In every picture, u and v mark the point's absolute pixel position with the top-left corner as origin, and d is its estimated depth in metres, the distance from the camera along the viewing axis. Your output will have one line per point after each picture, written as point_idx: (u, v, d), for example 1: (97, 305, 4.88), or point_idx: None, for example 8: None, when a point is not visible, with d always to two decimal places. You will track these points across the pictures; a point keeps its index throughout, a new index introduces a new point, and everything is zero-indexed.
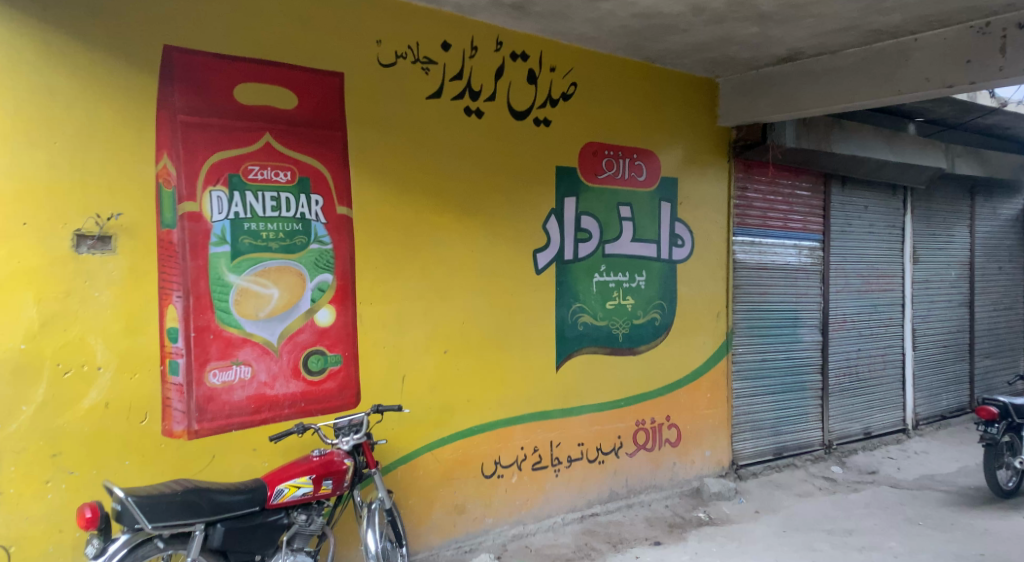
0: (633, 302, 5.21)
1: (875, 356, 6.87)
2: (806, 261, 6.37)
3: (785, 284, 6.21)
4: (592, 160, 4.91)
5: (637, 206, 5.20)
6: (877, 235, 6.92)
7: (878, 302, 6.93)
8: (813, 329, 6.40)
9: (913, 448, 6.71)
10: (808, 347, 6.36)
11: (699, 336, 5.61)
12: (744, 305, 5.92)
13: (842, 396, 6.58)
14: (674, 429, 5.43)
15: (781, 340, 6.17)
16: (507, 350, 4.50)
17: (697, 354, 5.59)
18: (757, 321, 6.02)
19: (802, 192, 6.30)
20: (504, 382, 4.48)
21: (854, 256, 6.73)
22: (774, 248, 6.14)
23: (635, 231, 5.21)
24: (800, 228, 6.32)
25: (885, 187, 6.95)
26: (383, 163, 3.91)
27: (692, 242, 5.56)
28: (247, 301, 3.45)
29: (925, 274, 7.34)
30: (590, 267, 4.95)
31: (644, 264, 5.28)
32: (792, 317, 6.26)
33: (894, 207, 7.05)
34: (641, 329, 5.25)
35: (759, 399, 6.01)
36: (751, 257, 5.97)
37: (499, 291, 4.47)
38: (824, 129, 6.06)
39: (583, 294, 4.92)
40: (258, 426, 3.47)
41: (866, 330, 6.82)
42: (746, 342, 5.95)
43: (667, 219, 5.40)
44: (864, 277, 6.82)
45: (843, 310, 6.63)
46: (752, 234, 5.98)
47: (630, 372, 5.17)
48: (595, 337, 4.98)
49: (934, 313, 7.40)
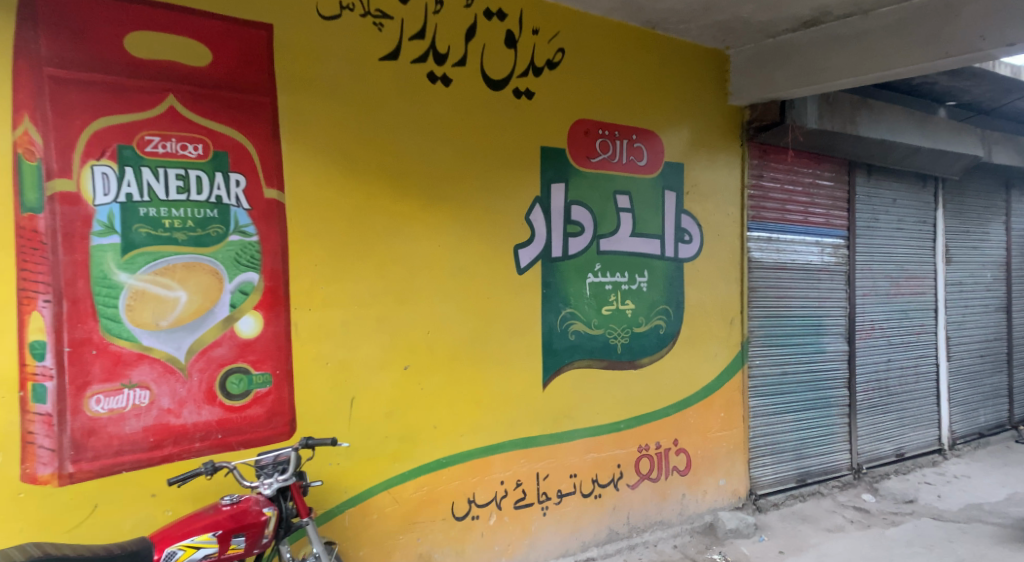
0: (633, 307, 4.49)
1: (907, 368, 6.13)
2: (829, 261, 5.64)
3: (806, 286, 5.48)
4: (585, 140, 4.22)
5: (637, 196, 4.50)
6: (906, 232, 6.20)
7: (909, 307, 6.19)
8: (838, 337, 5.66)
9: (952, 472, 5.94)
10: (834, 358, 5.62)
11: (711, 346, 4.88)
12: (761, 310, 5.19)
13: (872, 414, 5.83)
14: (683, 455, 4.68)
15: (803, 351, 5.44)
16: (484, 364, 3.76)
17: (709, 367, 4.86)
18: (776, 329, 5.28)
19: (823, 183, 5.59)
20: (481, 403, 3.74)
21: (882, 255, 6.00)
22: (794, 246, 5.42)
23: (635, 225, 4.50)
24: (822, 223, 5.60)
25: (915, 179, 6.24)
26: (326, 138, 3.21)
27: (701, 238, 4.85)
28: (144, 307, 2.74)
29: (959, 276, 6.60)
30: (582, 266, 4.24)
31: (646, 263, 4.56)
32: (814, 324, 5.52)
33: (925, 201, 6.34)
34: (643, 339, 4.52)
35: (779, 418, 5.26)
36: (768, 256, 5.25)
37: (474, 294, 3.74)
38: (850, 109, 5.32)
39: (574, 298, 4.20)
40: (158, 465, 2.74)
41: (897, 339, 6.07)
42: (764, 354, 5.21)
43: (672, 212, 4.69)
44: (893, 278, 6.09)
45: (871, 316, 5.89)
46: (769, 229, 5.26)
47: (630, 388, 4.43)
48: (589, 349, 4.25)
49: (970, 319, 6.66)
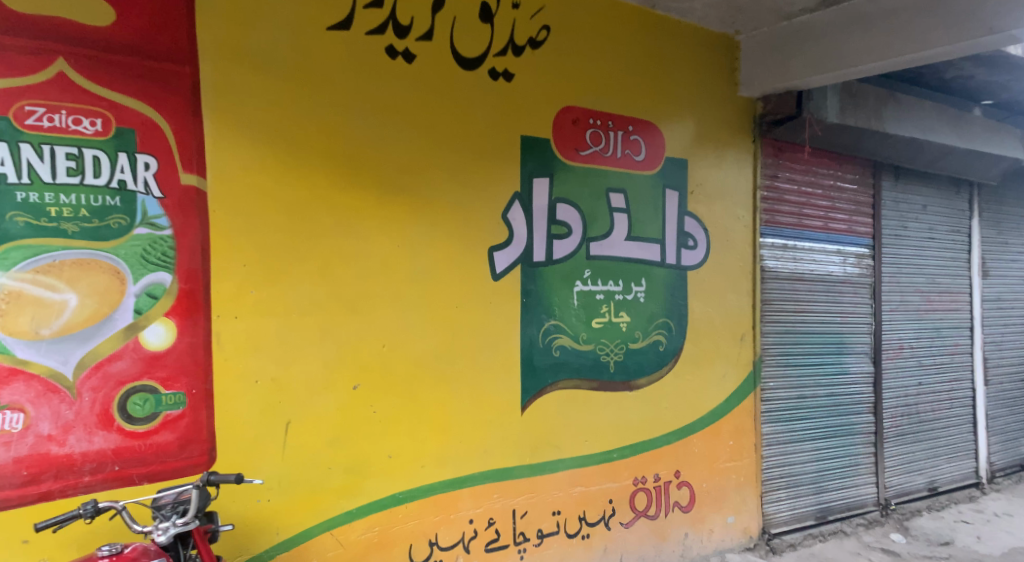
0: (628, 321, 3.99)
1: (939, 392, 5.53)
2: (852, 272, 5.08)
3: (827, 300, 4.92)
4: (573, 131, 3.75)
5: (633, 195, 4.02)
6: (938, 241, 5.64)
7: (941, 325, 5.61)
8: (863, 357, 5.09)
9: (992, 509, 5.30)
10: (858, 380, 5.05)
11: (718, 366, 4.34)
12: (775, 326, 4.64)
13: (900, 443, 5.24)
14: (685, 489, 4.13)
15: (824, 372, 4.87)
16: (451, 384, 3.26)
17: (715, 390, 4.31)
18: (792, 347, 4.72)
19: (846, 185, 5.05)
20: (447, 429, 3.23)
21: (910, 267, 5.44)
22: (813, 254, 4.87)
23: (630, 228, 4.00)
24: (845, 230, 5.05)
25: (948, 184, 5.67)
26: (261, 119, 2.78)
27: (707, 244, 4.33)
28: (21, 313, 2.37)
29: (997, 291, 6.00)
30: (569, 272, 3.75)
31: (643, 271, 4.06)
32: (836, 342, 4.96)
33: (959, 209, 5.77)
34: (639, 356, 4.01)
35: (796, 447, 4.70)
36: (783, 265, 4.71)
37: (440, 303, 3.25)
38: (875, 102, 4.79)
39: (559, 308, 3.71)
40: (35, 502, 2.35)
41: (928, 360, 5.49)
42: (779, 375, 4.66)
43: (674, 215, 4.18)
44: (923, 292, 5.52)
45: (899, 333, 5.33)
46: (784, 235, 4.73)
47: (624, 413, 3.90)
48: (577, 367, 3.74)
49: (1009, 338, 6.05)
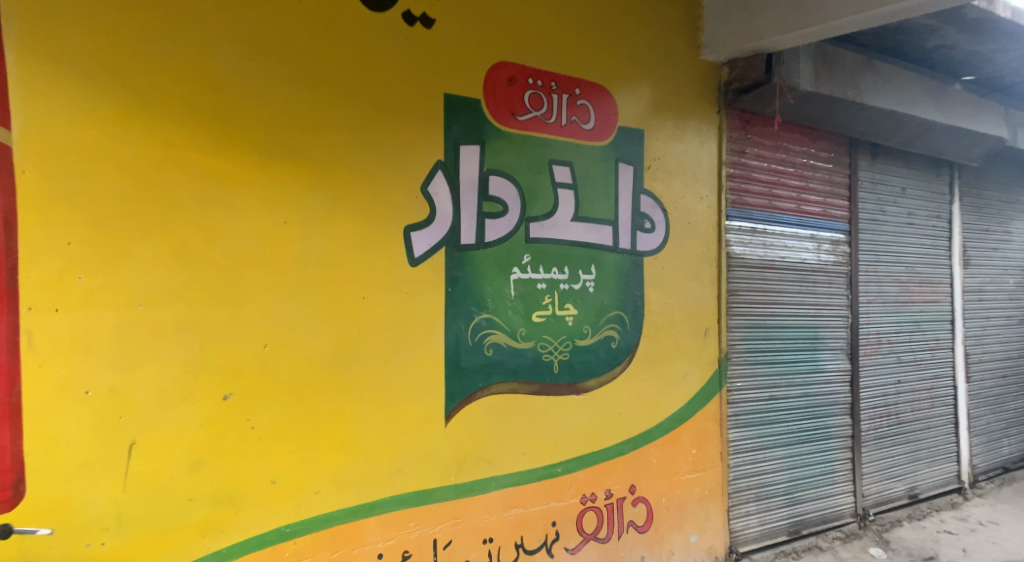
0: (573, 315, 3.48)
1: (919, 391, 5.15)
2: (827, 260, 4.64)
3: (801, 290, 4.46)
4: (509, 91, 3.20)
5: (580, 169, 3.49)
6: (916, 227, 5.26)
7: (920, 319, 5.22)
8: (839, 354, 4.65)
9: (976, 517, 4.91)
10: (834, 380, 4.62)
11: (680, 364, 3.86)
12: (743, 319, 4.18)
13: (878, 447, 4.85)
14: (641, 506, 3.62)
15: (798, 371, 4.42)
16: (361, 390, 2.69)
17: (675, 392, 3.82)
18: (763, 343, 4.26)
19: (818, 164, 4.63)
20: (352, 447, 2.66)
21: (887, 255, 5.04)
22: (785, 240, 4.41)
23: (577, 207, 3.48)
24: (819, 213, 4.61)
25: (926, 165, 5.30)
26: (95, 58, 2.22)
27: (665, 226, 3.84)
28: None
29: (977, 282, 5.62)
30: (505, 258, 3.20)
31: (592, 257, 3.55)
32: (811, 338, 4.51)
33: (939, 193, 5.39)
34: (587, 355, 3.50)
35: (767, 454, 4.24)
36: (751, 251, 4.25)
37: (341, 292, 2.65)
38: (852, 71, 4.34)
39: (493, 300, 3.16)
40: None
41: (906, 356, 5.09)
42: (748, 375, 4.20)
43: (628, 195, 3.68)
44: (901, 282, 5.12)
45: (878, 327, 4.93)
46: (753, 219, 4.26)
47: (570, 420, 3.38)
48: (513, 368, 3.20)
49: (990, 332, 5.68)
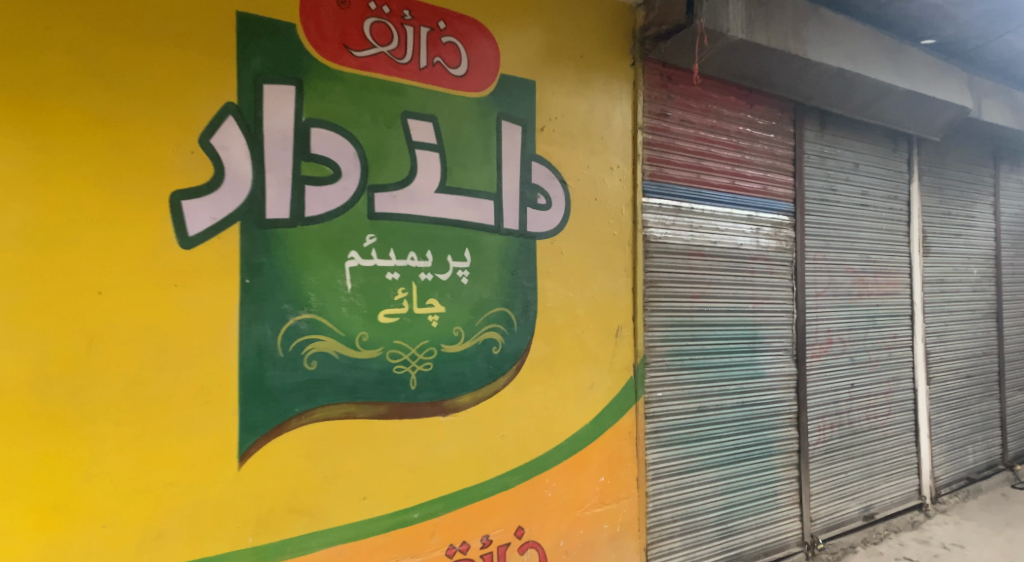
0: (440, 316, 2.69)
1: (874, 395, 4.55)
2: (767, 246, 4.01)
3: (735, 282, 3.83)
4: (341, 17, 2.44)
5: (447, 126, 2.73)
6: (871, 209, 4.65)
7: (876, 313, 4.61)
8: (781, 356, 4.03)
9: (939, 539, 4.31)
10: (774, 386, 3.99)
11: (586, 373, 3.16)
12: (665, 316, 3.53)
13: (829, 462, 4.24)
14: (532, 553, 2.91)
15: (733, 378, 3.80)
16: (96, 423, 2.01)
17: (578, 408, 3.11)
18: (689, 344, 3.62)
19: (757, 134, 4.01)
20: (80, 501, 2.00)
21: (838, 241, 4.43)
22: (716, 221, 3.78)
23: (444, 176, 2.71)
24: (757, 190, 3.99)
25: (882, 139, 4.72)
26: None
27: (564, 203, 3.12)
28: None
29: (938, 271, 5.04)
30: (337, 238, 2.40)
31: (467, 240, 2.78)
32: (748, 337, 3.88)
33: (896, 171, 4.81)
34: (459, 365, 2.74)
35: (696, 477, 3.59)
36: (676, 235, 3.60)
37: (62, 289, 1.98)
38: (794, 17, 3.66)
39: (320, 295, 2.36)
40: None
41: (860, 357, 4.48)
42: (672, 382, 3.55)
43: (515, 163, 2.95)
44: (855, 272, 4.50)
45: (827, 323, 4.31)
46: (676, 196, 3.61)
47: (435, 449, 2.62)
48: (349, 386, 2.42)
49: (952, 327, 5.11)
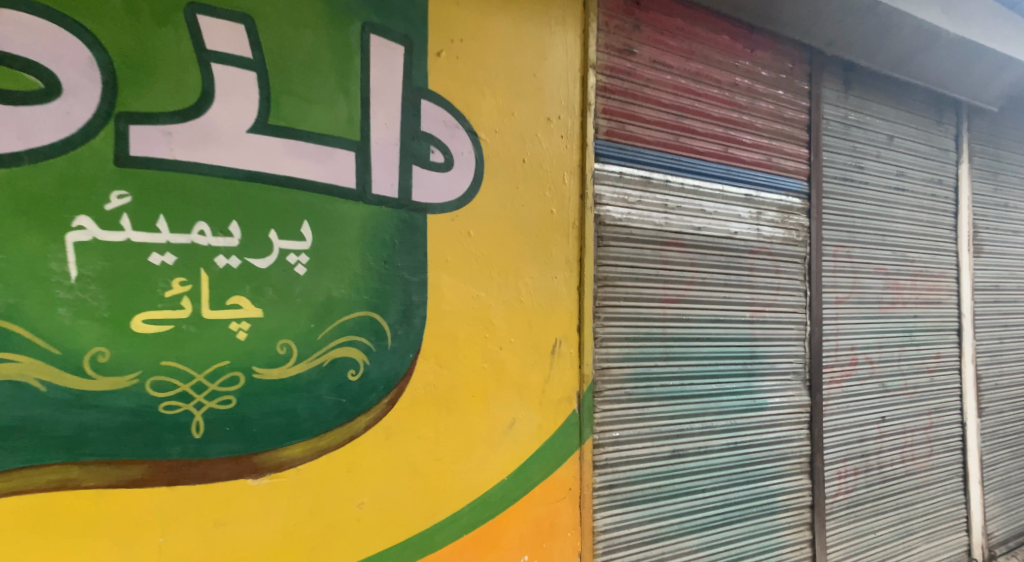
0: (253, 326, 1.77)
1: (911, 431, 3.54)
2: (772, 236, 3.05)
3: (725, 281, 2.88)
4: None
5: (273, 37, 1.82)
6: (908, 194, 3.66)
7: (913, 327, 3.61)
8: (789, 382, 3.06)
9: None
10: (780, 421, 3.01)
11: (505, 410, 2.22)
12: (627, 326, 2.61)
13: (853, 520, 3.26)
14: None
15: (723, 412, 2.83)
16: None
17: (492, 458, 2.17)
18: (660, 365, 2.68)
19: (759, 89, 3.04)
20: None
21: (866, 234, 3.45)
22: (701, 200, 2.83)
23: (265, 111, 1.81)
24: (758, 162, 3.03)
25: (924, 107, 3.72)
26: None
27: (473, 165, 2.18)
28: None
29: (992, 276, 4.02)
30: (52, 200, 1.60)
31: (306, 209, 1.85)
32: (743, 356, 2.92)
33: (940, 148, 3.81)
34: (288, 402, 1.81)
35: (667, 548, 2.63)
36: (644, 217, 2.67)
37: None
38: None
39: (11, 288, 1.58)
40: None
41: (892, 383, 3.49)
42: (636, 418, 2.60)
43: (393, 99, 2.01)
44: (887, 274, 3.51)
45: (850, 339, 3.33)
46: (645, 164, 2.67)
47: (231, 529, 1.74)
48: (72, 434, 1.62)
49: (1009, 345, 4.08)
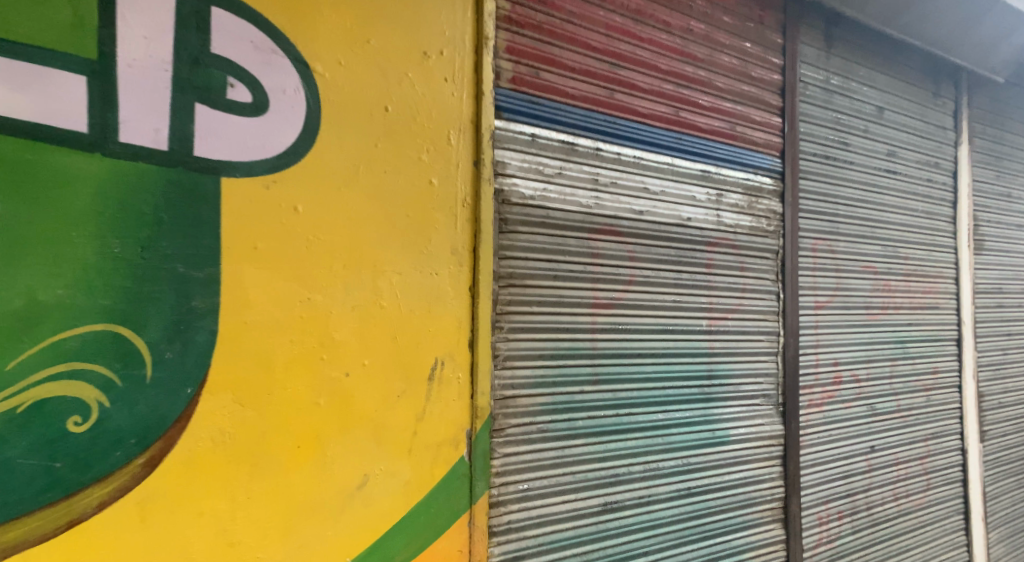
0: None
1: (905, 463, 2.99)
2: (735, 224, 2.42)
3: (674, 281, 2.26)
4: None
5: None
6: (901, 178, 3.07)
7: (905, 337, 3.03)
8: (757, 409, 2.45)
9: None
10: (746, 459, 2.40)
11: (353, 463, 1.56)
12: (544, 341, 1.97)
13: None
14: None
15: (671, 450, 2.21)
16: None
17: (328, 533, 1.53)
18: (589, 393, 2.05)
19: (721, 39, 2.42)
20: None
21: (851, 225, 2.84)
22: (643, 176, 2.20)
23: None
24: (719, 131, 2.41)
25: (917, 75, 3.14)
26: None
27: (304, 113, 1.52)
28: None
29: (994, 276, 3.45)
30: None
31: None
32: (699, 378, 2.30)
33: (936, 126, 3.22)
34: None
35: None
36: (566, 194, 2.03)
37: None
38: None
39: None
40: None
41: (882, 405, 2.92)
42: (553, 464, 1.95)
43: (162, 3, 1.39)
44: (875, 274, 2.92)
45: (834, 354, 2.76)
46: (567, 124, 2.03)
47: None
48: None
49: (1013, 358, 3.51)
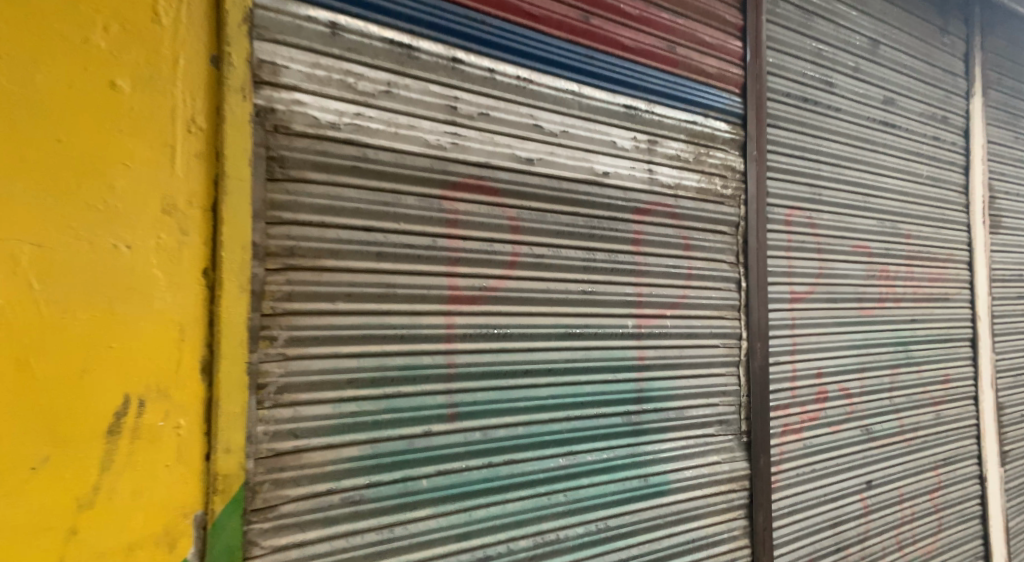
0: None
1: (911, 501, 2.29)
2: (675, 185, 1.70)
3: (582, 263, 1.54)
4: None
5: None
6: (902, 133, 2.36)
7: (909, 339, 2.33)
8: (711, 444, 1.74)
9: None
10: (694, 516, 1.69)
11: None
12: (358, 359, 1.23)
13: None
14: None
15: (578, 512, 1.50)
16: None
17: None
18: (440, 437, 1.32)
19: None
20: None
21: (838, 192, 2.13)
22: (531, 107, 1.47)
23: None
24: (653, 50, 1.68)
25: (920, 3, 2.43)
26: None
27: None
28: None
29: (1014, 260, 2.76)
30: None
31: None
32: (621, 404, 1.59)
33: (945, 70, 2.52)
34: None
35: None
36: (395, 129, 1.27)
37: None
38: None
39: None
40: None
41: (881, 427, 2.22)
42: (372, 554, 1.23)
43: None
44: (870, 256, 2.22)
45: (817, 362, 2.05)
46: (399, 16, 1.29)
47: None
48: None
49: None
